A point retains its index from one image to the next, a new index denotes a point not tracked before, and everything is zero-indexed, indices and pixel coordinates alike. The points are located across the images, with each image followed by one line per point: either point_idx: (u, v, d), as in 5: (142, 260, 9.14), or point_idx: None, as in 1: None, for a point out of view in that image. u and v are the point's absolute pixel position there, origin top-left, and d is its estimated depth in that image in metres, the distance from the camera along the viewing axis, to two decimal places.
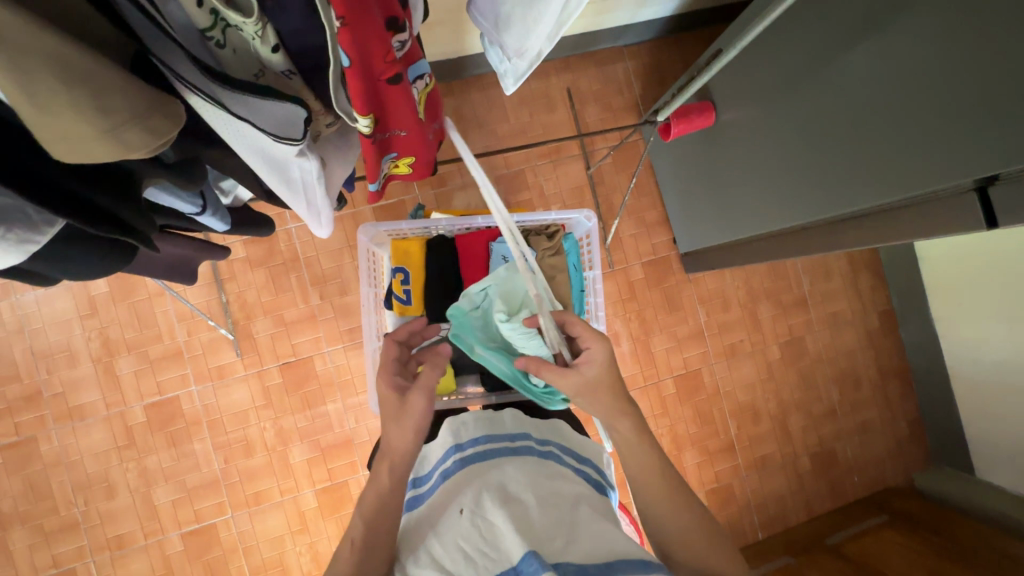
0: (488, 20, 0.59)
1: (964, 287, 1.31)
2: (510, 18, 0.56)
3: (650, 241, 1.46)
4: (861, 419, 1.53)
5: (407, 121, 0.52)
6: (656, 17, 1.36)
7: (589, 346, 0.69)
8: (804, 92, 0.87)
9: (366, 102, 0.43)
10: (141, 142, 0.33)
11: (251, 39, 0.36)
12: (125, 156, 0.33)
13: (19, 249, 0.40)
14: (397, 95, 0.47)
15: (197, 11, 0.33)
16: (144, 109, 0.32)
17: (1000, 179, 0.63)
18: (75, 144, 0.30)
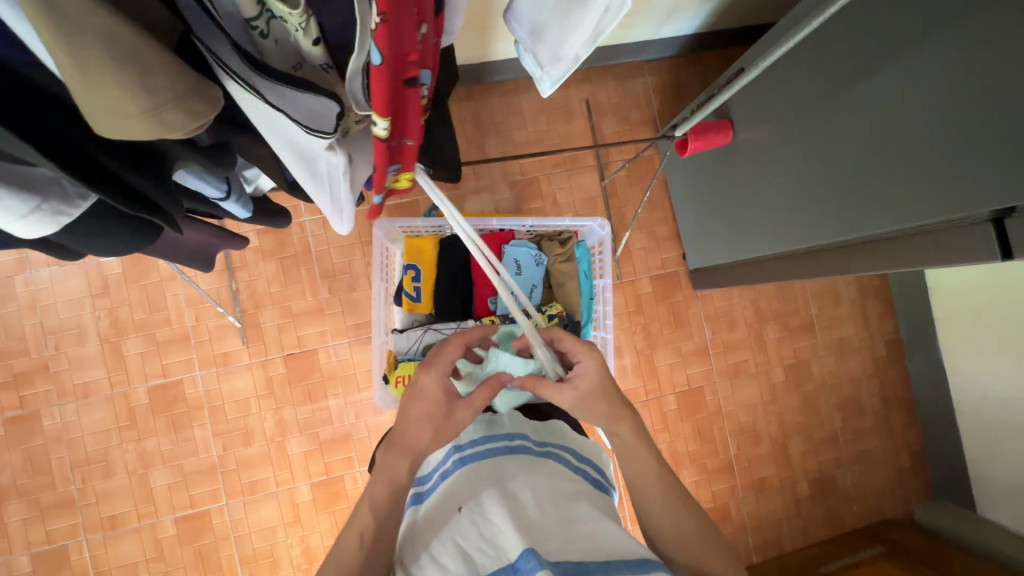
0: (523, 27, 0.59)
1: (974, 320, 1.30)
2: (546, 24, 0.56)
3: (659, 255, 1.46)
4: (863, 447, 1.51)
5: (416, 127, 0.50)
6: (678, 34, 1.37)
7: (579, 360, 0.66)
8: (824, 115, 0.87)
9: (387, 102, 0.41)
10: (180, 123, 0.33)
11: (293, 30, 0.37)
12: (163, 136, 0.34)
13: (52, 221, 0.41)
14: (412, 98, 0.45)
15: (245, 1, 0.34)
16: (186, 91, 0.33)
17: (1017, 211, 0.63)
18: (117, 120, 0.31)
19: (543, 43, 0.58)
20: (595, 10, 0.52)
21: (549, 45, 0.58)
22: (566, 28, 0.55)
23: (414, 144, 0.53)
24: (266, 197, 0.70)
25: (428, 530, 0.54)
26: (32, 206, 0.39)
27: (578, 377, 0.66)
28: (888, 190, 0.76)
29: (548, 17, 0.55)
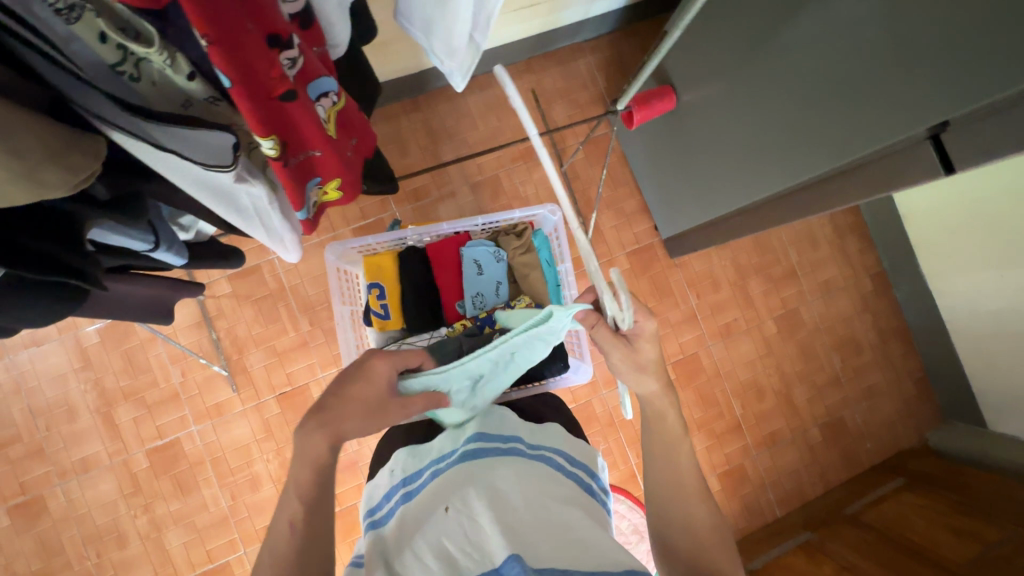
0: (416, 27, 0.59)
1: (951, 240, 1.30)
2: (431, 21, 0.56)
3: (631, 230, 1.46)
4: (867, 384, 1.51)
5: (319, 141, 0.50)
6: (610, 9, 1.37)
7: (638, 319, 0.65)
8: (761, 62, 0.87)
9: (262, 121, 0.41)
10: (60, 180, 0.33)
11: (163, 69, 0.37)
12: (44, 197, 0.33)
13: None
14: (297, 112, 0.45)
15: (103, 46, 0.34)
16: (62, 149, 0.33)
17: (951, 124, 0.63)
18: None
19: (435, 39, 0.58)
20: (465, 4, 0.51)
21: (442, 40, 0.58)
22: (447, 23, 0.54)
23: (327, 157, 0.53)
24: (212, 240, 0.69)
25: (412, 524, 0.53)
26: None
27: (635, 339, 0.66)
28: (833, 124, 0.76)
29: (430, 14, 0.55)
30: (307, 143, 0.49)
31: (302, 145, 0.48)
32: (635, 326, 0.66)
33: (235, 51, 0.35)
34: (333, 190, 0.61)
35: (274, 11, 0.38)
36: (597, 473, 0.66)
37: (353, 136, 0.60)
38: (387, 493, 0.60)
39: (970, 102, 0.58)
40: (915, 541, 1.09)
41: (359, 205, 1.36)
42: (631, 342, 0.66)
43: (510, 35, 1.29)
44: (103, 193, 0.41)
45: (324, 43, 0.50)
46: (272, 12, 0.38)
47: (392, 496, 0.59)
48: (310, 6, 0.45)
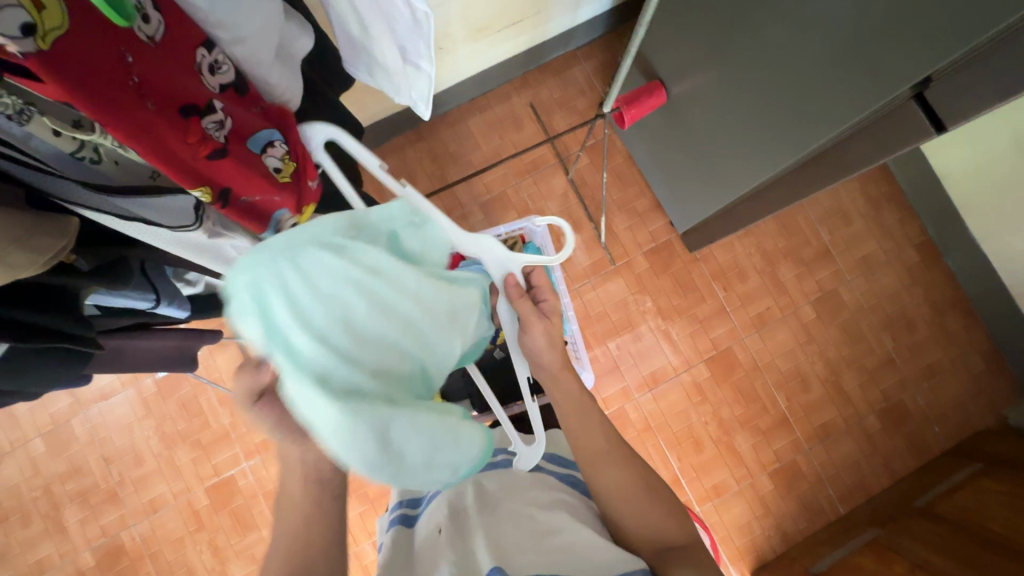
0: (361, 73, 0.61)
1: (999, 198, 1.19)
2: (371, 65, 0.58)
3: (646, 229, 1.43)
4: (926, 363, 1.39)
5: (265, 185, 0.53)
6: (597, 13, 1.36)
7: (547, 296, 0.68)
8: (744, 43, 0.85)
9: (190, 177, 0.44)
10: (27, 261, 0.35)
11: (118, 148, 0.42)
12: (17, 277, 0.35)
13: None
14: (232, 166, 0.48)
15: (59, 139, 0.38)
16: (25, 233, 0.35)
17: (933, 80, 0.60)
18: None
19: (381, 80, 0.60)
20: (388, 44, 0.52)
21: (386, 79, 0.59)
22: (383, 63, 0.56)
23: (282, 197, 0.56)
24: None
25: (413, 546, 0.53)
26: None
27: (547, 313, 0.67)
28: (824, 97, 0.73)
29: (368, 58, 0.57)
30: (257, 189, 0.52)
31: (254, 193, 0.52)
32: (547, 306, 0.68)
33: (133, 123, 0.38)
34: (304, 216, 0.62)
35: (181, 85, 0.43)
36: None
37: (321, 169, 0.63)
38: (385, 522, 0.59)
39: (952, 52, 0.55)
40: (996, 531, 0.98)
41: None
42: (546, 317, 0.66)
43: (499, 54, 1.31)
44: (86, 264, 0.44)
45: (265, 99, 0.54)
46: (175, 86, 0.42)
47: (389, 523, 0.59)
48: (240, 73, 0.50)
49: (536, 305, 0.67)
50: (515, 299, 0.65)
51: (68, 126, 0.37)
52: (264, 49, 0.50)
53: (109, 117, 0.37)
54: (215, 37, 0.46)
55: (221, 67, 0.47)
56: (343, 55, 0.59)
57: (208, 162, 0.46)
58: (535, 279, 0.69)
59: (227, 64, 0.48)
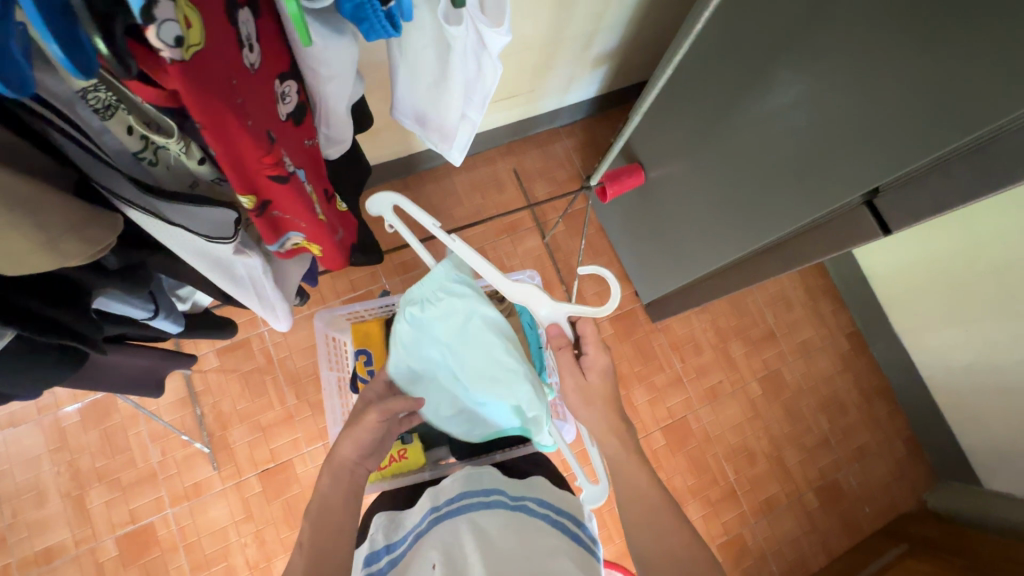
0: (411, 116, 0.63)
1: (918, 300, 1.36)
2: (427, 111, 0.60)
3: (613, 296, 1.51)
4: (856, 445, 1.50)
5: (303, 213, 0.54)
6: (583, 99, 1.51)
7: (589, 353, 0.70)
8: (715, 141, 0.98)
9: (244, 182, 0.44)
10: (79, 251, 0.34)
11: (179, 155, 0.42)
12: (64, 265, 0.34)
13: None
14: (285, 191, 0.49)
15: (129, 137, 0.39)
16: (81, 221, 0.33)
17: (881, 191, 0.70)
18: (12, 259, 0.31)
19: (431, 124, 0.62)
20: (458, 93, 0.55)
21: (436, 125, 0.62)
22: (442, 109, 0.59)
23: (311, 227, 0.57)
24: (204, 311, 0.72)
25: None
26: None
27: (586, 370, 0.70)
28: (784, 194, 0.84)
29: (426, 104, 0.59)
30: (293, 212, 0.53)
31: (285, 207, 0.51)
32: (587, 359, 0.70)
33: (223, 128, 0.38)
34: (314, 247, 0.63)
35: (263, 108, 0.43)
36: (585, 522, 0.64)
37: (336, 206, 0.66)
38: (367, 558, 0.59)
39: (891, 170, 0.65)
40: None
41: (350, 278, 1.40)
42: (582, 372, 0.71)
43: (491, 122, 1.41)
44: (112, 263, 0.43)
45: (313, 134, 0.56)
46: (259, 110, 0.42)
47: (375, 561, 0.58)
48: (301, 104, 0.51)
49: (576, 359, 0.71)
50: (556, 350, 0.71)
51: (141, 125, 0.38)
52: (336, 94, 0.54)
53: (212, 120, 0.37)
54: (292, 70, 0.48)
55: (287, 97, 0.48)
56: (397, 103, 0.61)
57: (266, 180, 0.46)
58: (582, 329, 0.71)
59: (291, 94, 0.48)
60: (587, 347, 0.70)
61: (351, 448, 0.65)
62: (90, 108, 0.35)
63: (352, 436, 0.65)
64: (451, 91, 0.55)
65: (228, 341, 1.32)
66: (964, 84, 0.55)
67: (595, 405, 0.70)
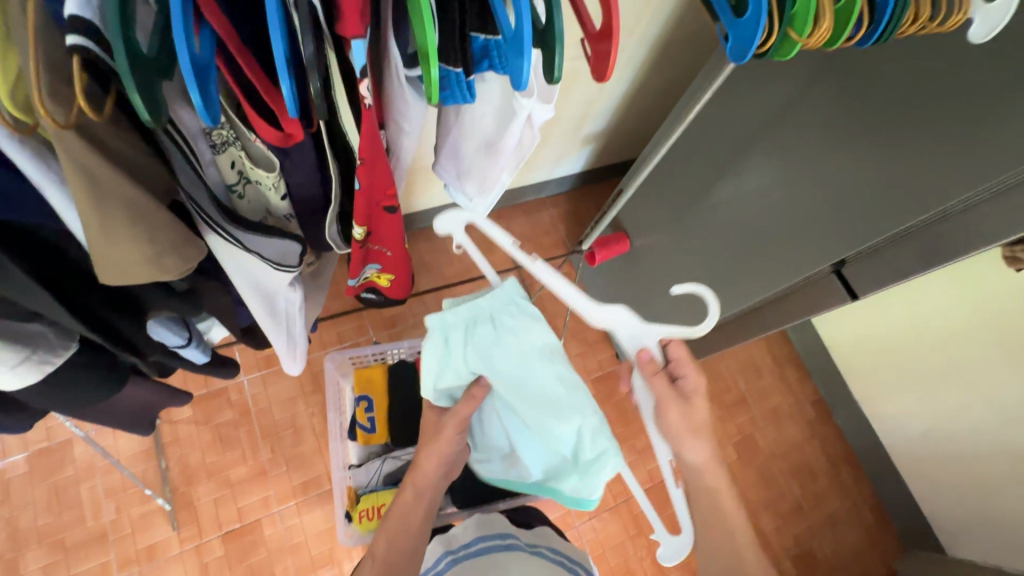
0: (449, 170, 0.57)
1: (876, 369, 1.46)
2: (471, 166, 0.56)
3: (595, 358, 1.56)
4: (827, 512, 1.54)
5: (395, 244, 0.57)
6: (569, 173, 1.63)
7: (687, 372, 0.67)
8: (696, 215, 1.08)
9: (363, 214, 0.47)
10: (175, 266, 0.40)
11: (266, 190, 0.46)
12: (158, 279, 0.39)
13: (36, 369, 0.45)
14: (391, 221, 0.52)
15: (228, 170, 0.43)
16: (182, 241, 0.40)
17: (847, 262, 0.79)
18: (121, 267, 0.37)
19: (469, 180, 0.57)
20: (512, 144, 0.52)
21: (475, 179, 0.57)
22: (489, 164, 0.55)
23: (395, 258, 0.60)
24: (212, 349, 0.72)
25: None
26: (24, 355, 0.44)
27: (689, 394, 0.67)
28: (759, 263, 0.93)
29: (471, 158, 0.55)
30: (385, 243, 0.56)
31: (382, 238, 0.54)
32: (688, 385, 0.67)
33: (374, 160, 0.42)
34: (384, 280, 0.64)
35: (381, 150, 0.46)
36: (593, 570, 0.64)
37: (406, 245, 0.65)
38: None
39: (856, 244, 0.75)
40: None
41: (337, 330, 1.40)
42: (687, 398, 0.67)
43: None
44: (179, 286, 0.52)
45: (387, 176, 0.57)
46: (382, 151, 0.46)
47: None
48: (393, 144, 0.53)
49: (673, 382, 0.68)
50: (649, 376, 0.68)
51: (247, 159, 0.43)
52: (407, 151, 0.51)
53: (371, 152, 0.41)
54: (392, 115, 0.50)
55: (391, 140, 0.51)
56: (438, 156, 0.57)
57: (381, 212, 0.49)
58: (674, 353, 0.68)
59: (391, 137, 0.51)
60: (682, 370, 0.67)
61: (434, 461, 0.70)
62: (209, 143, 0.40)
63: (436, 451, 0.70)
64: (502, 156, 0.54)
65: (204, 390, 1.28)
66: (914, 174, 0.66)
67: (701, 436, 0.66)
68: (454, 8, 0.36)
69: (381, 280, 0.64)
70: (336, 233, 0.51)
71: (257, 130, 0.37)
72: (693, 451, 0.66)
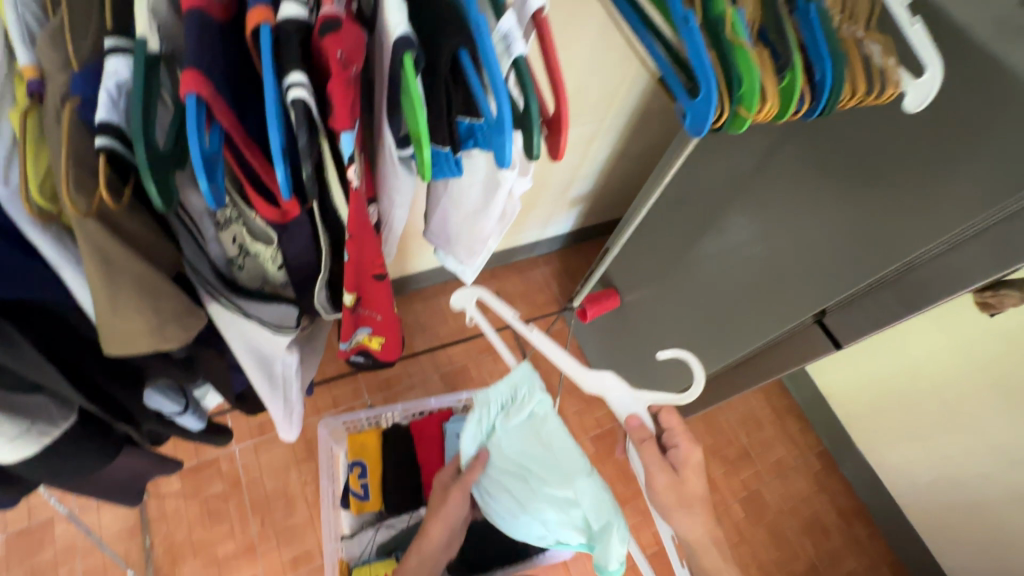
0: (442, 235, 0.60)
1: (876, 417, 1.45)
2: (461, 231, 0.59)
3: (593, 415, 1.54)
4: (843, 571, 1.47)
5: (385, 308, 0.58)
6: (559, 232, 1.68)
7: (679, 445, 0.69)
8: (683, 270, 1.11)
9: (354, 281, 0.49)
10: (179, 335, 0.41)
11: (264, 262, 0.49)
12: (160, 348, 0.41)
13: (37, 441, 0.46)
14: (381, 287, 0.54)
15: (230, 244, 0.47)
16: (185, 310, 0.42)
17: (827, 312, 0.81)
18: (125, 338, 0.39)
19: (459, 243, 0.60)
20: (495, 216, 0.55)
21: (464, 244, 0.59)
22: (476, 230, 0.57)
23: (385, 322, 0.60)
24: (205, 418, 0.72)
25: None
26: (25, 428, 0.45)
27: (679, 466, 0.68)
28: (745, 314, 0.95)
29: (460, 224, 0.58)
30: (376, 308, 0.57)
31: (372, 304, 0.56)
32: (679, 455, 0.69)
33: (362, 233, 0.44)
34: (375, 342, 0.64)
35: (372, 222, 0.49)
36: None
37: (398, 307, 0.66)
38: None
39: (834, 294, 0.77)
40: None
41: (331, 394, 1.39)
42: (676, 469, 0.68)
43: None
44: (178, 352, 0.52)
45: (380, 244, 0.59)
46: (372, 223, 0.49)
47: None
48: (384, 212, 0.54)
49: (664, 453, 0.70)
50: (637, 444, 0.70)
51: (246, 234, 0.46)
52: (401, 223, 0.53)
53: (359, 228, 0.44)
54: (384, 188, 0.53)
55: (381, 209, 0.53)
56: (432, 219, 0.60)
57: (370, 279, 0.51)
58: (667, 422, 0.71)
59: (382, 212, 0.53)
60: (677, 442, 0.69)
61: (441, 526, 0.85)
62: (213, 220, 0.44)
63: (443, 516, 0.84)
64: (488, 225, 0.56)
65: (194, 462, 1.25)
66: (879, 227, 0.70)
67: (690, 507, 0.67)
68: (441, 101, 0.39)
69: (373, 343, 0.64)
70: (326, 299, 0.52)
71: (256, 208, 0.40)
72: (684, 525, 0.67)
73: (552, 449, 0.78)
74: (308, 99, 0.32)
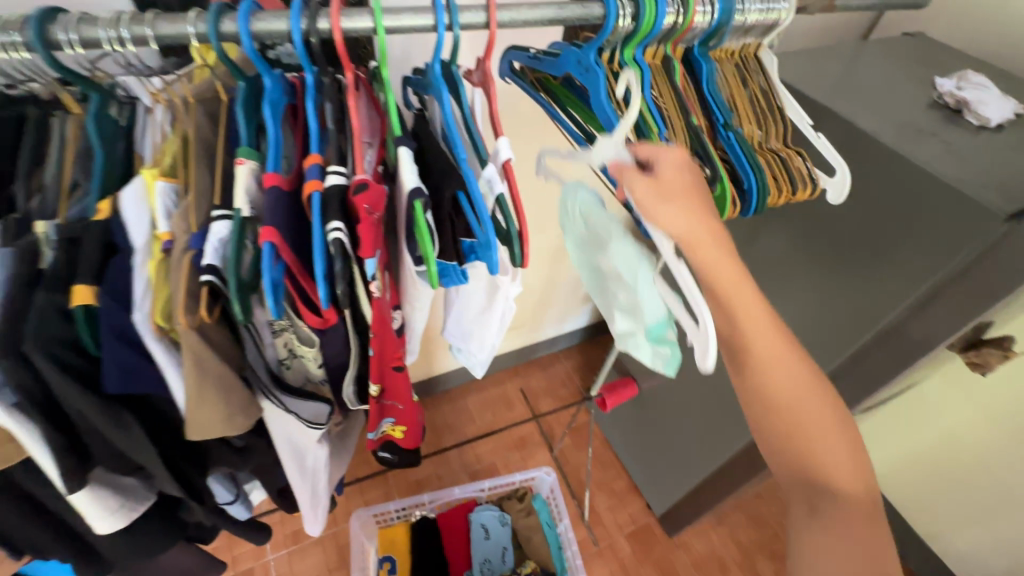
0: (457, 336, 0.71)
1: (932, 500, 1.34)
2: (471, 331, 0.69)
3: (627, 510, 1.48)
4: None
5: (406, 398, 0.67)
6: (577, 327, 1.76)
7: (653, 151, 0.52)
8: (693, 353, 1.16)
9: (377, 373, 0.59)
10: (243, 423, 0.52)
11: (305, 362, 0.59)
12: (227, 434, 0.52)
13: (125, 516, 0.57)
14: (401, 379, 0.63)
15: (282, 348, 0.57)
16: (248, 403, 0.53)
17: None
18: (204, 426, 0.50)
19: (470, 342, 0.70)
20: (498, 314, 0.66)
21: (475, 342, 0.69)
22: (483, 328, 0.68)
23: (406, 411, 0.69)
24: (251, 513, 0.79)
25: None
26: (120, 503, 0.56)
27: (658, 173, 0.52)
28: None
29: (471, 324, 0.69)
30: (398, 398, 0.66)
31: (394, 394, 0.65)
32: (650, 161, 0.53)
33: (384, 332, 0.55)
34: (398, 431, 0.73)
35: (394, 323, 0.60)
36: None
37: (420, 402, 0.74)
38: None
39: (827, 364, 0.82)
40: None
41: (362, 499, 1.41)
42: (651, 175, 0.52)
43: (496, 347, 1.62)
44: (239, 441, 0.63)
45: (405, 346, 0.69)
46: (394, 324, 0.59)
47: None
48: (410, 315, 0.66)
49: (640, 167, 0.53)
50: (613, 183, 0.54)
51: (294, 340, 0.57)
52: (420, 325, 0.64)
53: (382, 328, 0.55)
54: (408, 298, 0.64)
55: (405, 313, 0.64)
56: (447, 325, 0.71)
57: (391, 371, 0.61)
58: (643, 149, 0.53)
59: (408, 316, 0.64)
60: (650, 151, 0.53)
61: None
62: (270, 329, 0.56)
63: None
64: (492, 321, 0.66)
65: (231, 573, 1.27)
66: (850, 297, 0.76)
67: (676, 201, 0.50)
68: (446, 228, 0.52)
69: (396, 431, 0.72)
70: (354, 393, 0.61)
71: (303, 316, 0.51)
72: (669, 221, 0.50)
73: (596, 241, 0.64)
74: (343, 237, 0.45)
